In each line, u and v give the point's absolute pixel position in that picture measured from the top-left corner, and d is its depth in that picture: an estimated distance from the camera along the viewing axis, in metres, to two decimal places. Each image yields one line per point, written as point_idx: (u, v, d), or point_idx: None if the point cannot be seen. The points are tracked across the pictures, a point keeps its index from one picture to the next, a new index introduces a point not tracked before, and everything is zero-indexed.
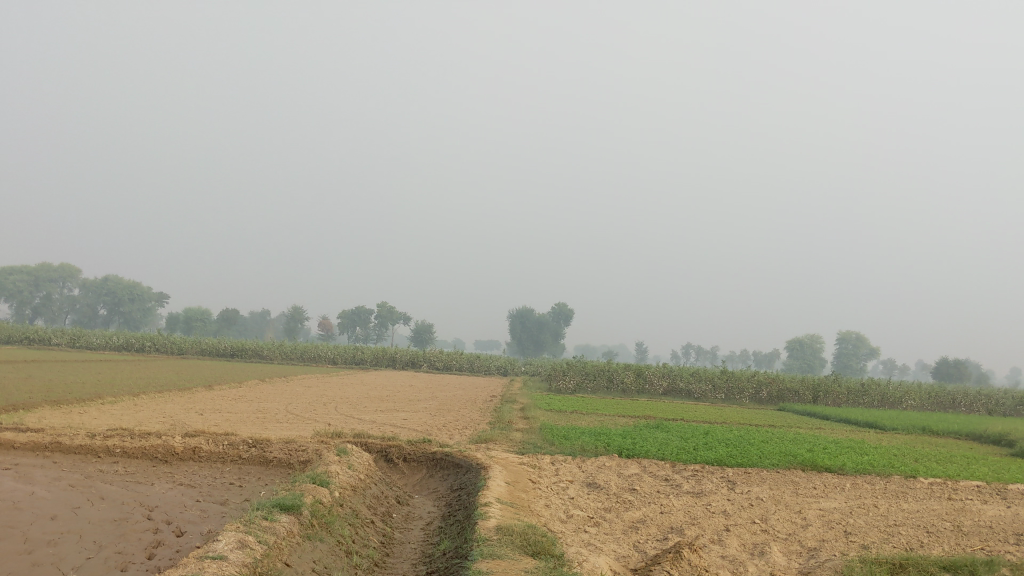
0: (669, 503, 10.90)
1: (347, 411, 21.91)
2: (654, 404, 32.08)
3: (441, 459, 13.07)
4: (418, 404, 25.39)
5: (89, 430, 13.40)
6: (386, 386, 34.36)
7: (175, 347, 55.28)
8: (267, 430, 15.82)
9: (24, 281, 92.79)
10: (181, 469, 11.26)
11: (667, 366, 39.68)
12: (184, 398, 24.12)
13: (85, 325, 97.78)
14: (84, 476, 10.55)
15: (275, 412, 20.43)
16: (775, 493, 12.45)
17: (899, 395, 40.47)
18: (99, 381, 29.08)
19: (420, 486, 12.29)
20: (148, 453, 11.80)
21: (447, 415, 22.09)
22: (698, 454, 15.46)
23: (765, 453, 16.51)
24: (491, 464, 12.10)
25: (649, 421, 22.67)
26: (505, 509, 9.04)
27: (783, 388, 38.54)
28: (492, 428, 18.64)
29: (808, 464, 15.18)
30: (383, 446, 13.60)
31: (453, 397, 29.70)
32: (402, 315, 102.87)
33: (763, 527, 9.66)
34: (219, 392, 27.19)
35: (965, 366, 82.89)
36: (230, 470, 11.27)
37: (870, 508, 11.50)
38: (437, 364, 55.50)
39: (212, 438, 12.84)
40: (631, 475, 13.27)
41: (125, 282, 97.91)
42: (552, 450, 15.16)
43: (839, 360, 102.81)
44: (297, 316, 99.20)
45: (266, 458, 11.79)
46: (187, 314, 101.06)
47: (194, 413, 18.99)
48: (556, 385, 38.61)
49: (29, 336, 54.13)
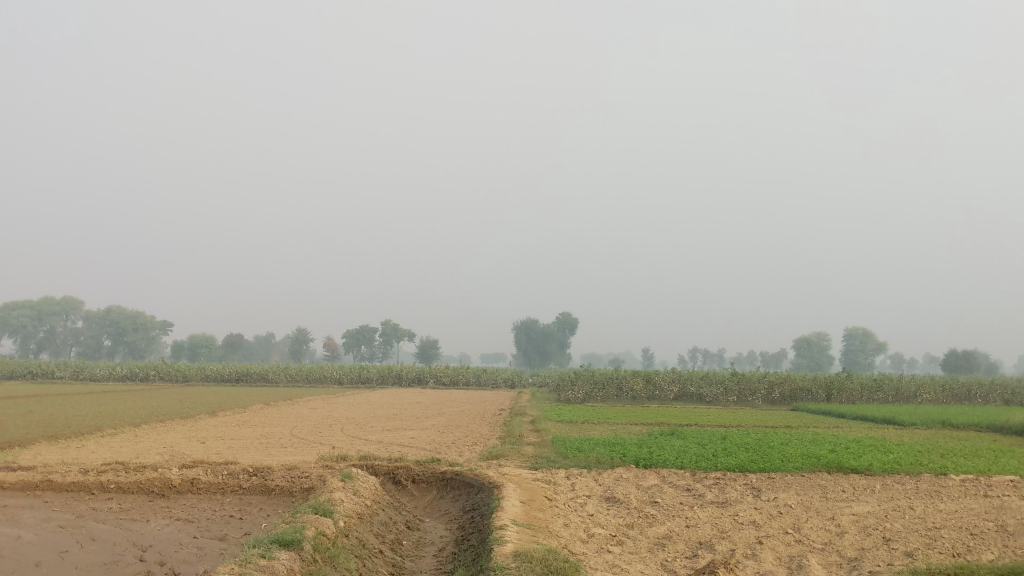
0: (695, 516, 10.30)
1: (353, 432, 21.33)
2: (666, 410, 31.39)
3: (451, 479, 12.49)
4: (426, 422, 24.80)
5: (83, 466, 12.85)
6: (394, 405, 33.78)
7: (179, 375, 54.72)
8: (270, 456, 15.25)
9: (26, 316, 92.52)
10: (178, 503, 10.71)
11: (677, 372, 39.08)
12: (186, 426, 23.52)
13: (90, 356, 97.38)
14: (77, 515, 10.02)
15: (279, 438, 19.87)
16: (804, 499, 11.85)
17: (913, 389, 39.86)
18: (100, 412, 28.57)
19: (431, 508, 11.72)
20: (143, 487, 11.23)
21: (456, 431, 21.48)
22: (718, 461, 14.86)
23: (787, 456, 15.90)
24: (503, 483, 11.50)
25: (664, 428, 22.02)
26: (522, 532, 8.47)
27: (796, 388, 37.98)
28: (503, 442, 18.05)
29: (834, 466, 14.57)
30: (390, 468, 13.01)
31: (462, 412, 29.04)
32: (406, 332, 102.25)
33: (798, 537, 9.09)
34: (222, 418, 26.58)
35: (974, 357, 82.18)
36: (231, 501, 10.72)
37: (906, 511, 10.90)
38: (444, 380, 54.84)
39: (212, 467, 12.27)
40: (651, 487, 12.68)
41: (128, 312, 97.56)
42: (566, 463, 14.56)
43: (848, 357, 101.91)
44: (301, 337, 98.66)
45: (268, 487, 11.22)
46: (191, 341, 100.52)
47: (196, 443, 18.43)
48: (565, 396, 38.01)
49: (32, 370, 53.73)
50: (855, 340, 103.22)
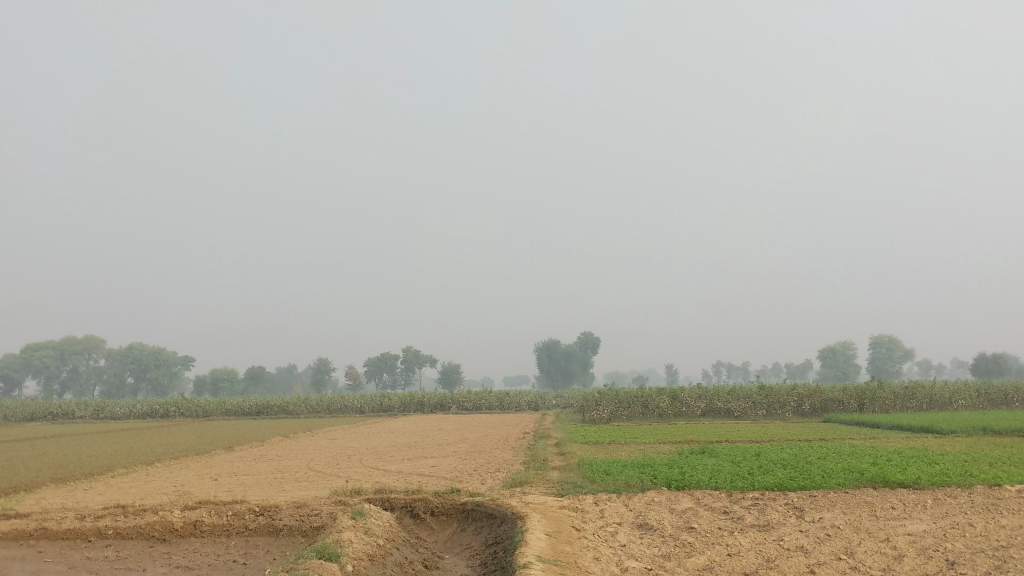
0: (736, 542, 9.48)
1: (372, 462, 20.61)
2: (695, 427, 30.46)
3: (472, 510, 11.72)
4: (447, 449, 24.04)
5: (82, 510, 12.17)
6: (415, 432, 33.09)
7: (200, 411, 54.23)
8: (282, 493, 14.55)
9: (49, 356, 92.53)
10: (180, 548, 10.02)
11: (702, 387, 38.15)
12: (201, 463, 22.89)
13: (113, 395, 97.37)
14: (69, 566, 9.34)
15: (295, 472, 19.17)
16: (852, 519, 10.97)
17: (948, 395, 38.70)
18: (115, 452, 27.98)
19: (451, 543, 10.96)
20: (143, 532, 10.54)
21: (478, 458, 20.69)
22: (755, 479, 14.00)
23: (828, 472, 14.98)
24: (527, 513, 10.72)
25: (694, 446, 21.18)
26: (550, 570, 7.68)
27: (827, 399, 36.90)
28: (527, 468, 17.27)
29: (879, 481, 13.65)
30: (407, 501, 12.24)
31: (484, 437, 28.22)
32: (428, 358, 101.62)
33: (853, 564, 8.25)
34: (239, 454, 25.87)
35: (1004, 361, 80.46)
36: (235, 545, 10.03)
37: (966, 528, 10.02)
38: (466, 405, 53.95)
39: (216, 508, 11.52)
40: (686, 511, 11.84)
41: (150, 349, 97.50)
42: (594, 489, 13.75)
43: (875, 365, 100.21)
44: (323, 367, 98.36)
45: (275, 528, 10.50)
46: (213, 376, 100.38)
47: (208, 480, 17.74)
48: (590, 417, 37.16)
49: (53, 412, 53.42)
50: (881, 348, 101.56)
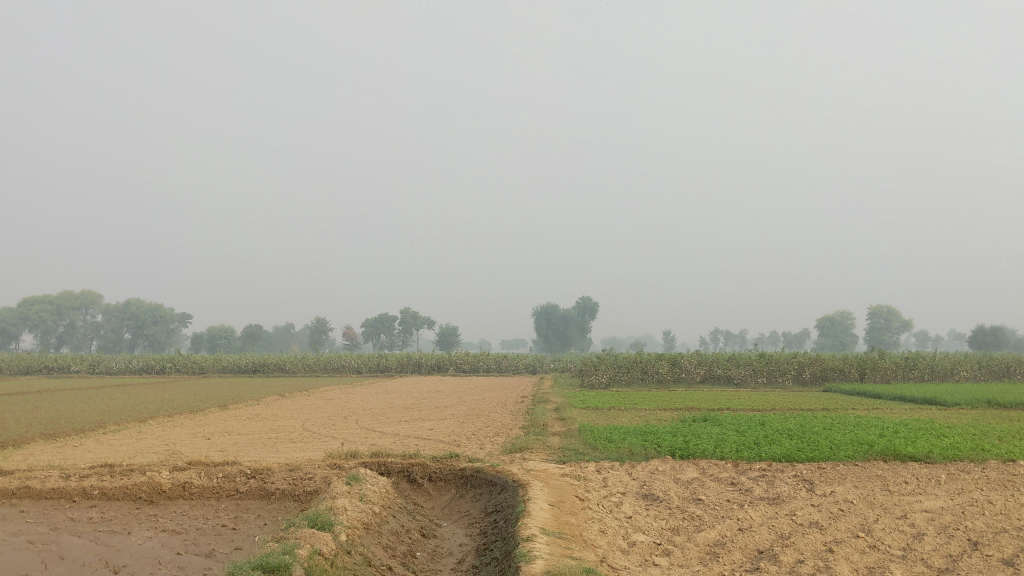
0: (747, 516, 9.09)
1: (369, 424, 20.22)
2: (694, 394, 30.15)
3: (471, 477, 11.32)
4: (444, 411, 23.66)
5: (68, 469, 11.74)
6: (413, 393, 32.75)
7: (196, 367, 53.95)
8: (276, 453, 14.14)
9: (47, 310, 92.12)
10: (167, 511, 9.65)
11: (702, 354, 37.78)
12: (195, 421, 22.55)
13: (110, 350, 97.15)
14: (51, 528, 8.92)
15: (289, 432, 18.77)
16: (865, 493, 10.58)
17: (950, 366, 38.34)
18: (109, 408, 27.63)
19: (449, 510, 10.58)
20: (130, 493, 10.14)
21: (476, 421, 20.31)
22: (762, 450, 13.59)
23: (836, 443, 14.57)
24: (529, 481, 10.31)
25: (697, 414, 20.82)
26: (554, 544, 7.26)
27: (828, 368, 36.53)
28: (526, 433, 16.86)
29: (889, 453, 13.25)
30: (404, 465, 11.83)
31: (482, 400, 27.88)
32: (426, 319, 101.32)
33: (871, 542, 7.87)
34: (233, 412, 25.52)
35: (1002, 333, 80.16)
36: (226, 508, 9.64)
37: (985, 506, 9.63)
38: (464, 367, 53.69)
39: (206, 470, 11.11)
40: (692, 481, 11.45)
41: (148, 305, 97.17)
42: (596, 456, 13.35)
43: (873, 335, 100.06)
44: (321, 327, 98.10)
45: (267, 491, 10.09)
46: (211, 334, 100.08)
47: (201, 439, 17.35)
48: (588, 381, 36.88)
49: (49, 365, 53.15)
50: (879, 317, 101.25)
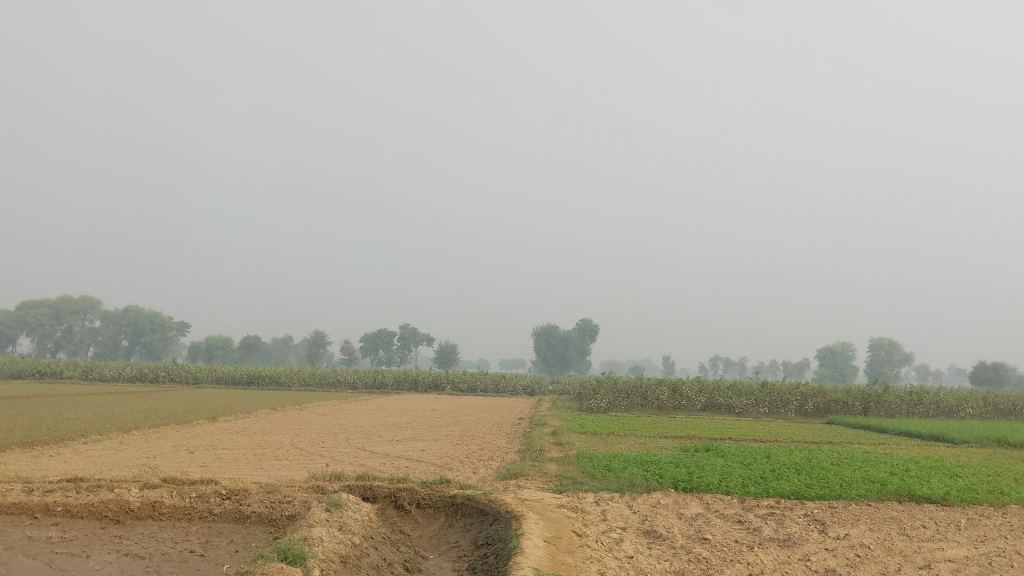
0: (757, 560, 8.40)
1: (359, 443, 19.48)
2: (695, 422, 29.45)
3: (462, 505, 10.65)
4: (439, 432, 22.94)
5: (34, 482, 11.01)
6: (407, 411, 32.01)
7: (190, 377, 53.28)
8: (259, 472, 13.44)
9: (45, 314, 91.38)
10: (134, 532, 8.99)
11: (704, 381, 37.05)
12: (180, 433, 21.79)
13: (107, 356, 96.32)
14: (5, 548, 8.23)
15: (276, 449, 18.04)
16: (881, 538, 9.88)
17: (956, 403, 37.59)
18: (95, 416, 26.86)
19: (437, 540, 9.90)
20: (96, 511, 9.46)
21: (471, 444, 19.59)
22: (769, 485, 12.89)
23: (847, 481, 13.85)
24: (524, 512, 9.63)
25: (699, 443, 20.10)
26: None
27: (831, 400, 35.81)
28: (522, 458, 16.14)
29: (904, 493, 12.55)
30: (390, 490, 11.16)
31: (478, 421, 27.13)
32: (425, 336, 100.62)
33: None
34: (221, 425, 24.77)
35: (1004, 371, 79.40)
36: (197, 533, 8.97)
37: (1012, 557, 8.95)
38: (461, 386, 52.92)
39: (179, 488, 10.42)
40: (696, 518, 10.76)
41: (147, 312, 96.47)
42: (595, 486, 12.65)
43: (874, 368, 99.34)
44: (319, 341, 97.32)
45: (242, 514, 9.42)
46: (209, 343, 99.36)
47: (184, 453, 16.64)
48: (586, 405, 36.15)
49: (42, 369, 52.35)
50: (880, 350, 100.44)
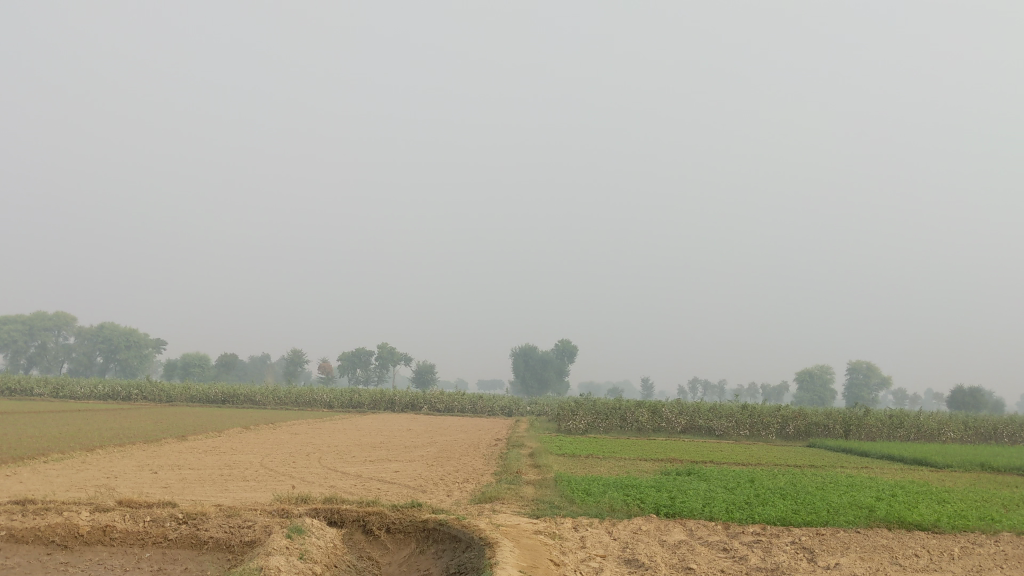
0: None
1: (331, 463, 18.86)
2: (675, 444, 28.99)
3: (434, 530, 10.11)
4: (414, 452, 22.36)
5: None
6: (383, 431, 31.35)
7: (163, 395, 52.17)
8: (224, 494, 12.86)
9: (18, 331, 89.82)
10: (81, 559, 8.39)
11: (683, 403, 36.63)
12: (146, 453, 21.06)
13: (80, 374, 94.76)
14: None
15: (244, 469, 17.40)
16: (874, 567, 9.44)
17: (937, 427, 37.34)
18: (59, 434, 26.03)
19: (406, 567, 9.36)
20: (41, 536, 8.84)
21: (446, 465, 19.04)
22: (755, 511, 12.44)
23: (835, 506, 13.42)
24: (498, 539, 9.11)
25: (679, 466, 19.62)
26: None
27: (812, 423, 35.42)
28: (498, 480, 15.63)
29: (893, 520, 12.13)
30: (359, 514, 10.60)
31: (454, 442, 26.56)
32: (403, 355, 99.82)
33: None
34: (190, 444, 24.06)
35: (981, 396, 79.59)
36: (149, 560, 8.39)
37: None
38: (438, 406, 52.30)
39: (133, 511, 9.82)
40: (680, 545, 10.28)
41: (122, 329, 95.19)
42: (573, 511, 12.16)
43: (852, 391, 99.52)
44: (296, 359, 96.21)
45: (199, 540, 8.84)
46: (185, 361, 98.09)
47: (147, 473, 15.97)
48: (565, 427, 35.62)
49: (11, 387, 51.12)
50: (858, 374, 100.60)
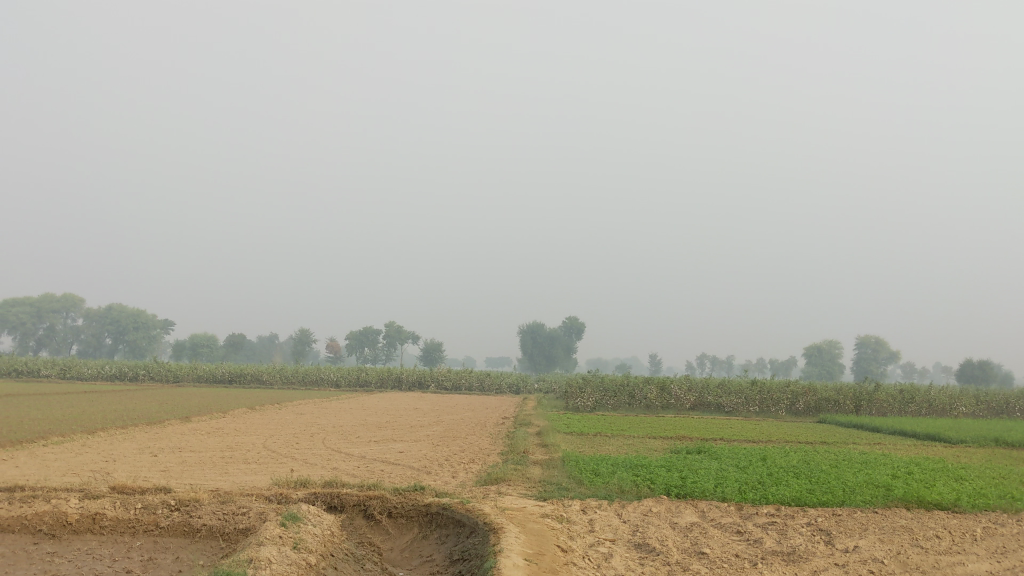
0: None
1: (335, 444, 18.53)
2: (684, 421, 28.65)
3: (438, 515, 9.75)
4: (420, 432, 22.04)
5: None
6: (390, 410, 31.11)
7: (170, 375, 52.02)
8: (224, 477, 12.54)
9: (26, 313, 89.77)
10: (69, 549, 8.04)
11: (692, 379, 36.25)
12: (149, 435, 20.76)
13: (89, 355, 94.83)
14: None
15: (246, 451, 17.08)
16: (894, 550, 9.05)
17: (949, 401, 36.91)
18: (62, 416, 25.77)
19: (408, 553, 9.02)
20: (29, 525, 8.51)
21: (452, 445, 18.72)
22: (769, 491, 12.05)
23: (851, 485, 13.05)
24: (503, 524, 8.73)
25: (689, 444, 19.25)
26: None
27: (822, 399, 35.01)
28: (504, 461, 15.29)
29: (912, 500, 11.73)
30: (360, 498, 10.24)
31: (461, 420, 26.26)
32: (410, 334, 99.57)
33: None
34: (194, 425, 23.77)
35: (991, 369, 79.00)
36: (138, 549, 8.05)
37: None
38: (445, 384, 52.07)
39: (124, 498, 9.48)
40: (692, 528, 9.89)
41: (130, 311, 95.14)
42: (580, 493, 11.80)
43: (860, 366, 99.08)
44: (303, 339, 96.11)
45: (191, 528, 8.51)
46: (193, 341, 98.06)
47: (147, 457, 15.66)
48: (573, 404, 35.32)
49: (18, 368, 51.02)
50: (867, 348, 100.05)
